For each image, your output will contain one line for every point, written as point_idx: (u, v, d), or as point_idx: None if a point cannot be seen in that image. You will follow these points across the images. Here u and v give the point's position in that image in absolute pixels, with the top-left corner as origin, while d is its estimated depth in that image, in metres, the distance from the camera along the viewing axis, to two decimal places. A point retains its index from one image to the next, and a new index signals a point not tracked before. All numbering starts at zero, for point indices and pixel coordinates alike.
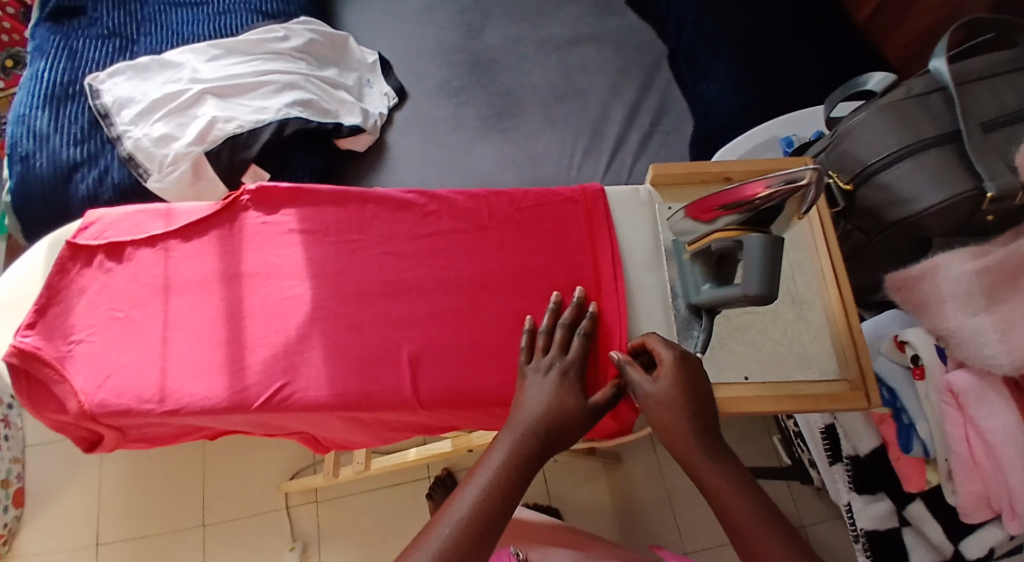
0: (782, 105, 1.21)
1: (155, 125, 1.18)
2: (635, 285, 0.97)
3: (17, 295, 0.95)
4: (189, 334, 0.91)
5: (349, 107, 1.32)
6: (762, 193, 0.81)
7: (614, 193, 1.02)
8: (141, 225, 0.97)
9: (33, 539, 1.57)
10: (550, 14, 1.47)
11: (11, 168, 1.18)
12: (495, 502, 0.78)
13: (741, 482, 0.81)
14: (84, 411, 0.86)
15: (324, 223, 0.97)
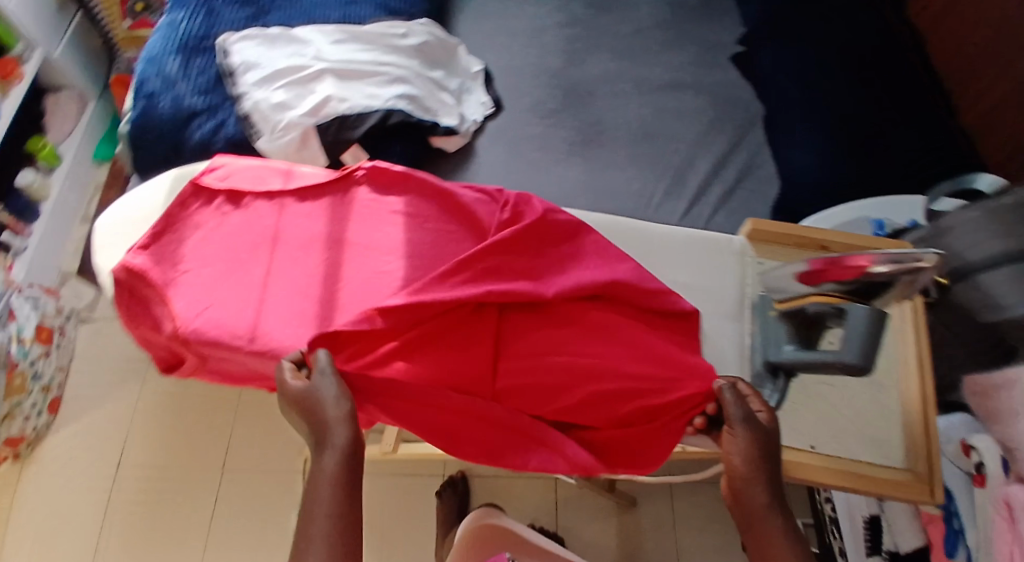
0: (871, 186, 1.26)
1: (276, 92, 1.25)
2: (708, 331, 1.03)
3: (133, 216, 1.04)
4: (287, 284, 0.96)
5: (449, 109, 1.38)
6: (869, 267, 0.87)
7: (710, 240, 1.08)
8: (262, 179, 1.04)
9: (58, 447, 1.66)
10: (654, 56, 1.47)
11: (135, 103, 1.25)
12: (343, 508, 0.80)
13: (791, 538, 0.83)
14: (177, 334, 0.92)
15: (425, 211, 1.02)
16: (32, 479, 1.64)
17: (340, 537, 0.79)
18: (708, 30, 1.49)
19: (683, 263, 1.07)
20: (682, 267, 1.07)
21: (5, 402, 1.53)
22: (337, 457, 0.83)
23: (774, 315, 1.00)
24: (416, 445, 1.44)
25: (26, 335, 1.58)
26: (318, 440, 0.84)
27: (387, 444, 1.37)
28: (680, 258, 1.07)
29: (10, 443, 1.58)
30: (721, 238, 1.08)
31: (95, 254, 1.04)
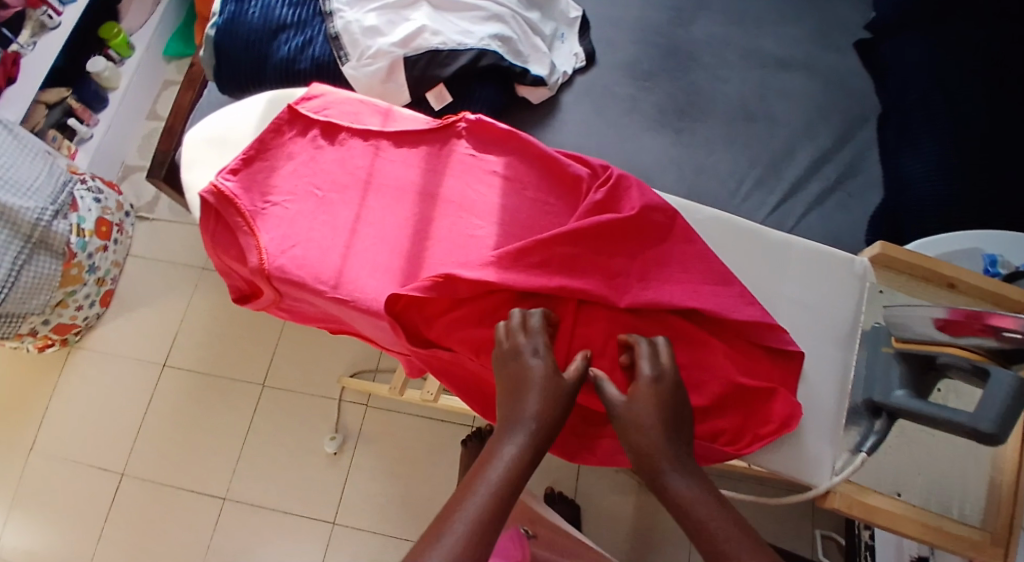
0: (990, 207, 1.13)
1: (368, 14, 1.19)
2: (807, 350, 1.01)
3: (227, 138, 1.05)
4: (376, 233, 0.98)
5: (540, 56, 1.31)
6: (1010, 328, 0.81)
7: (832, 254, 1.05)
8: (360, 116, 1.05)
9: (108, 337, 1.72)
10: (767, 29, 1.39)
11: (224, 7, 1.21)
12: (499, 501, 0.76)
13: (706, 495, 0.78)
14: (263, 268, 0.94)
15: (524, 176, 1.02)
16: (78, 365, 1.70)
17: (490, 526, 0.74)
18: (832, 8, 1.41)
19: (797, 277, 1.04)
20: (799, 283, 1.04)
21: (60, 290, 1.58)
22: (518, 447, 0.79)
23: (886, 354, 0.96)
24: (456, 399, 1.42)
25: (86, 227, 1.61)
26: (510, 420, 0.82)
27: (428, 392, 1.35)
28: (796, 272, 1.04)
29: (60, 329, 1.64)
30: (846, 258, 1.04)
31: (184, 169, 1.05)
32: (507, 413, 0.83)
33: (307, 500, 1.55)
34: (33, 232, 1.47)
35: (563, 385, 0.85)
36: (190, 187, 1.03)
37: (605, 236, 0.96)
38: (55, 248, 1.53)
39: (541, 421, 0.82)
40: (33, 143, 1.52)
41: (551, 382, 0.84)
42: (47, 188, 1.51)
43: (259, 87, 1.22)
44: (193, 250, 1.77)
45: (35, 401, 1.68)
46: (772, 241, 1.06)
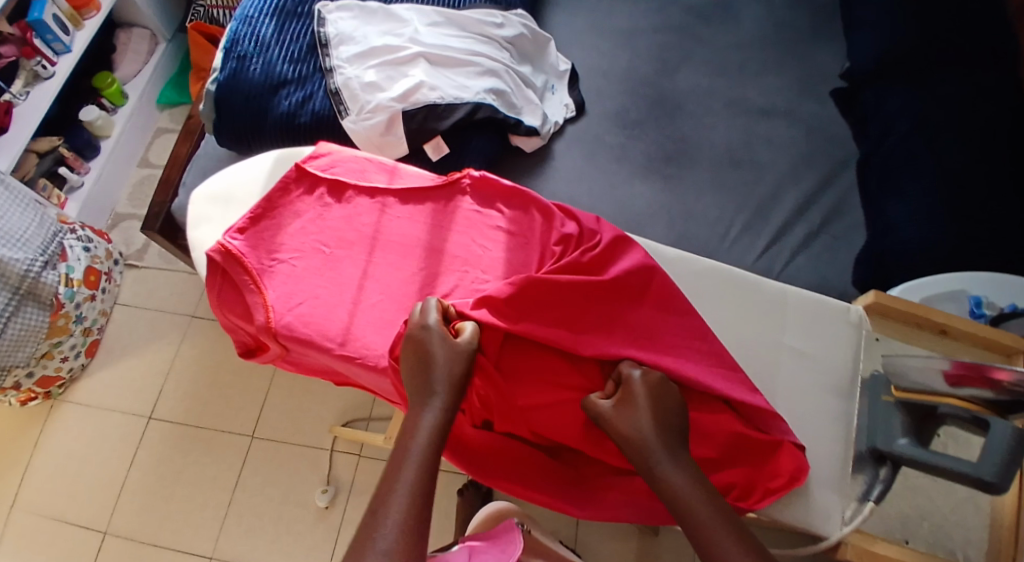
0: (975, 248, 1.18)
1: (368, 70, 1.23)
2: (805, 395, 1.05)
3: (229, 193, 1.10)
4: (382, 289, 1.00)
5: (533, 108, 1.35)
6: (1010, 380, 0.85)
7: (831, 304, 1.09)
8: (367, 174, 1.08)
9: (93, 387, 1.70)
10: (750, 78, 1.44)
11: (224, 62, 1.22)
12: (426, 476, 0.83)
13: (694, 487, 0.85)
14: (270, 326, 0.97)
15: (529, 233, 1.06)
16: (61, 417, 1.68)
17: (424, 499, 0.81)
18: (812, 59, 1.46)
19: (799, 329, 1.08)
20: (799, 332, 1.08)
21: (45, 341, 1.56)
22: (435, 415, 0.88)
23: (886, 401, 1.02)
24: None
25: (74, 277, 1.60)
26: (426, 387, 0.90)
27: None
28: (799, 322, 1.08)
29: (44, 381, 1.62)
30: (843, 307, 1.09)
31: (190, 227, 1.09)
32: (418, 387, 0.90)
33: (298, 551, 1.53)
34: (22, 282, 1.46)
35: (461, 356, 0.92)
36: (197, 245, 1.07)
37: (597, 293, 1.00)
38: (43, 299, 1.52)
39: (449, 386, 0.90)
40: (23, 193, 1.51)
41: (451, 350, 0.92)
42: (36, 239, 1.50)
43: (258, 142, 1.24)
44: (182, 297, 1.76)
45: (15, 456, 1.65)
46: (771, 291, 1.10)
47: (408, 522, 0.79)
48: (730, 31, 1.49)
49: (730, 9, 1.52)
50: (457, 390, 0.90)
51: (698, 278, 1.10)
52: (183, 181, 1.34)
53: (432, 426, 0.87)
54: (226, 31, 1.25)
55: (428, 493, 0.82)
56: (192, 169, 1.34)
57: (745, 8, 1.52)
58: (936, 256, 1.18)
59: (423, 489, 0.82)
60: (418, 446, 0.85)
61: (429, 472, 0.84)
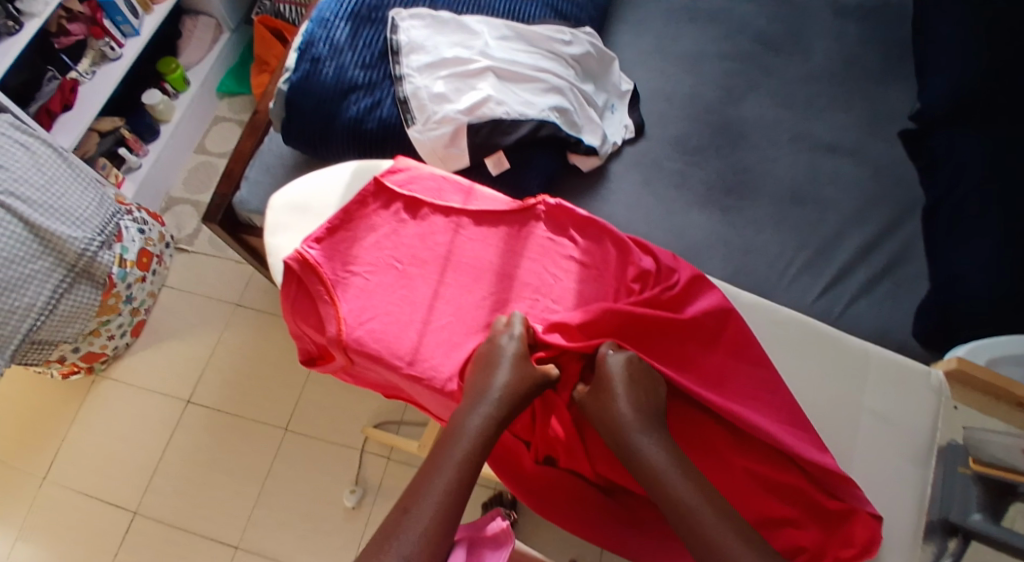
0: None
1: (437, 81, 1.24)
2: (870, 455, 1.06)
3: (313, 203, 1.13)
4: (452, 311, 1.03)
5: (594, 127, 1.34)
6: None
7: (909, 367, 1.11)
8: (443, 192, 1.12)
9: (134, 368, 1.73)
10: (817, 113, 1.43)
11: (297, 63, 1.26)
12: (459, 481, 0.87)
13: (671, 470, 0.89)
14: (341, 338, 1.00)
15: (600, 265, 1.09)
16: (101, 393, 1.71)
17: (455, 504, 0.86)
18: (881, 98, 1.45)
19: (878, 389, 1.09)
20: (881, 395, 1.09)
21: (95, 319, 1.59)
22: (479, 423, 0.92)
23: (961, 473, 1.04)
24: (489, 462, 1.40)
25: (128, 258, 1.63)
26: (477, 395, 0.94)
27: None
28: (878, 383, 1.09)
29: (88, 357, 1.65)
30: (923, 371, 1.10)
31: (269, 233, 1.12)
32: (475, 394, 0.94)
33: (324, 550, 1.53)
34: (78, 261, 1.49)
35: (536, 381, 0.96)
36: (273, 251, 1.10)
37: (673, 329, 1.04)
38: (97, 278, 1.54)
39: (507, 400, 0.93)
40: (84, 172, 1.55)
41: (520, 368, 0.95)
42: (96, 219, 1.53)
43: (325, 145, 1.27)
44: (228, 284, 1.79)
45: (55, 428, 1.69)
46: (853, 345, 1.12)
47: (433, 524, 0.83)
48: (799, 63, 1.49)
49: (801, 41, 1.52)
50: (511, 406, 0.94)
51: (779, 328, 1.13)
52: (247, 175, 1.40)
53: (472, 436, 0.91)
54: (302, 34, 1.28)
55: (457, 506, 0.86)
56: (254, 164, 1.40)
57: (815, 40, 1.51)
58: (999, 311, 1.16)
59: (455, 498, 0.86)
60: (453, 454, 0.89)
61: (463, 479, 0.87)
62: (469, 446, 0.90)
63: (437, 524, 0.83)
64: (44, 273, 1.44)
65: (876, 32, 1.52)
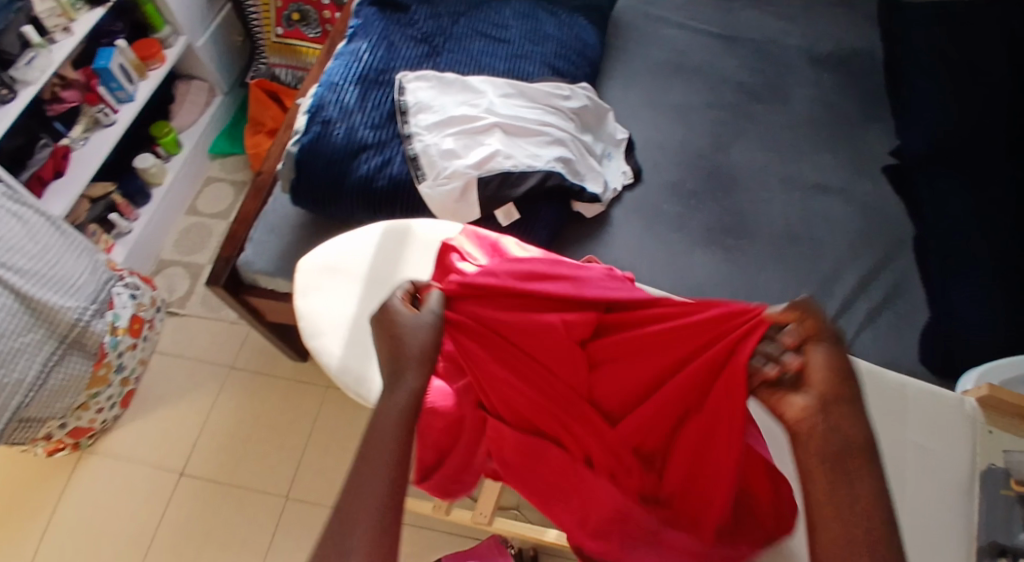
0: None
1: (446, 138, 1.28)
2: (912, 492, 1.02)
3: (345, 262, 1.15)
4: None
5: (595, 175, 1.36)
6: None
7: (942, 395, 1.06)
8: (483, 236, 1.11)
9: (123, 439, 1.66)
10: (803, 156, 1.50)
11: (309, 127, 1.32)
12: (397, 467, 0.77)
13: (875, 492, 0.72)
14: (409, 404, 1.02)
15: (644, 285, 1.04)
16: (89, 470, 1.63)
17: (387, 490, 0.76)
18: (861, 140, 1.51)
19: (917, 423, 1.05)
20: (923, 428, 1.05)
21: (85, 392, 1.54)
22: (409, 393, 0.81)
23: (1005, 497, 0.98)
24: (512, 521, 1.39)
25: (121, 325, 1.59)
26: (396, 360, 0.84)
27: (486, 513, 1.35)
28: (917, 416, 1.05)
29: (76, 432, 1.59)
30: (956, 399, 1.06)
31: (300, 294, 1.12)
32: (393, 365, 0.84)
33: None
34: (70, 331, 1.45)
35: (434, 330, 0.86)
36: (306, 311, 1.10)
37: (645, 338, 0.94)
38: (89, 349, 1.51)
39: (420, 360, 0.84)
40: (76, 239, 1.51)
41: (419, 322, 0.86)
42: (88, 287, 1.50)
43: (336, 202, 1.31)
44: (224, 348, 1.76)
45: (39, 508, 1.60)
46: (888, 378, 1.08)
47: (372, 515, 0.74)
48: (782, 111, 1.56)
49: (780, 89, 1.59)
50: (423, 360, 0.84)
51: None
52: (250, 237, 1.39)
53: (400, 415, 0.80)
54: (313, 98, 1.35)
55: (398, 493, 0.76)
56: (259, 226, 1.40)
57: (795, 89, 1.59)
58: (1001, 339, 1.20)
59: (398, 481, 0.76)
60: (387, 434, 0.79)
61: (400, 461, 0.78)
62: (396, 419, 0.80)
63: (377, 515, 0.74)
64: (35, 345, 1.39)
65: (851, 80, 1.60)
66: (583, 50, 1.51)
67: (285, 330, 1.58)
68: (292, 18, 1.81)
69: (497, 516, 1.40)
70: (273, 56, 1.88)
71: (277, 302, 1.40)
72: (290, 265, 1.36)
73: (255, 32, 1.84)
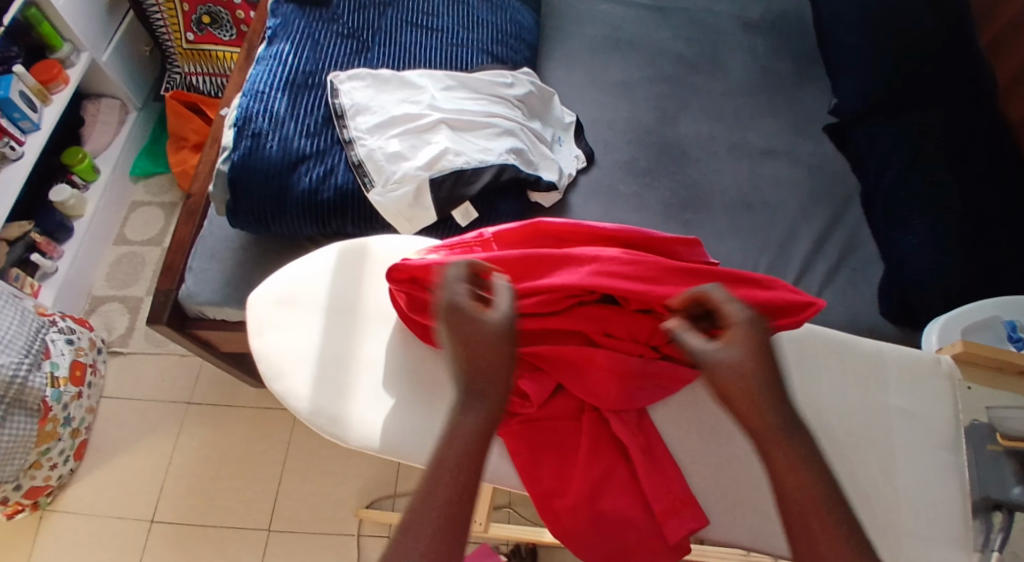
0: (994, 272, 1.20)
1: (390, 140, 1.21)
2: (912, 458, 1.03)
3: (301, 290, 1.08)
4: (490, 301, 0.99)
5: (549, 163, 1.31)
6: None
7: (918, 356, 1.09)
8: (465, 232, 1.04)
9: (79, 494, 1.55)
10: (748, 121, 1.46)
11: (238, 141, 1.21)
12: (460, 481, 0.81)
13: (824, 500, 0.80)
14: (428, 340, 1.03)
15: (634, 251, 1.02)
16: (50, 532, 1.52)
17: (458, 505, 0.80)
18: (799, 100, 1.49)
19: (901, 387, 1.06)
20: (905, 392, 1.06)
21: (34, 450, 1.43)
22: (477, 417, 0.84)
23: (991, 451, 1.06)
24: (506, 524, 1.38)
25: (60, 375, 1.47)
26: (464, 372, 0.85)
27: (480, 521, 1.32)
28: (900, 379, 1.07)
29: (32, 492, 1.47)
30: (933, 359, 1.08)
31: (254, 334, 1.05)
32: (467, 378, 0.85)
33: None
34: (6, 390, 1.34)
35: (500, 334, 0.84)
36: (265, 353, 1.03)
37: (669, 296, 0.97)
38: (31, 405, 1.39)
39: (495, 386, 0.85)
40: None
41: (494, 328, 0.84)
42: (19, 339, 1.38)
43: (278, 219, 1.22)
44: (176, 383, 1.67)
45: None
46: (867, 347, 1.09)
47: (440, 535, 0.78)
48: (722, 77, 1.52)
49: (717, 56, 1.56)
50: (500, 385, 0.85)
51: (799, 342, 1.07)
52: (188, 266, 1.30)
53: (466, 438, 0.83)
54: (238, 109, 1.25)
55: (463, 499, 0.81)
56: (197, 253, 1.30)
57: (731, 54, 1.56)
58: (957, 288, 1.18)
59: (463, 500, 0.80)
60: (450, 460, 0.82)
61: (462, 484, 0.81)
62: (461, 448, 0.82)
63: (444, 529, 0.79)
64: None
65: (785, 40, 1.58)
66: (520, 33, 1.46)
67: (241, 358, 1.50)
68: (202, 21, 1.69)
69: (492, 522, 1.39)
70: (187, 64, 1.75)
71: (227, 333, 1.31)
72: (237, 293, 1.27)
73: (163, 41, 1.72)
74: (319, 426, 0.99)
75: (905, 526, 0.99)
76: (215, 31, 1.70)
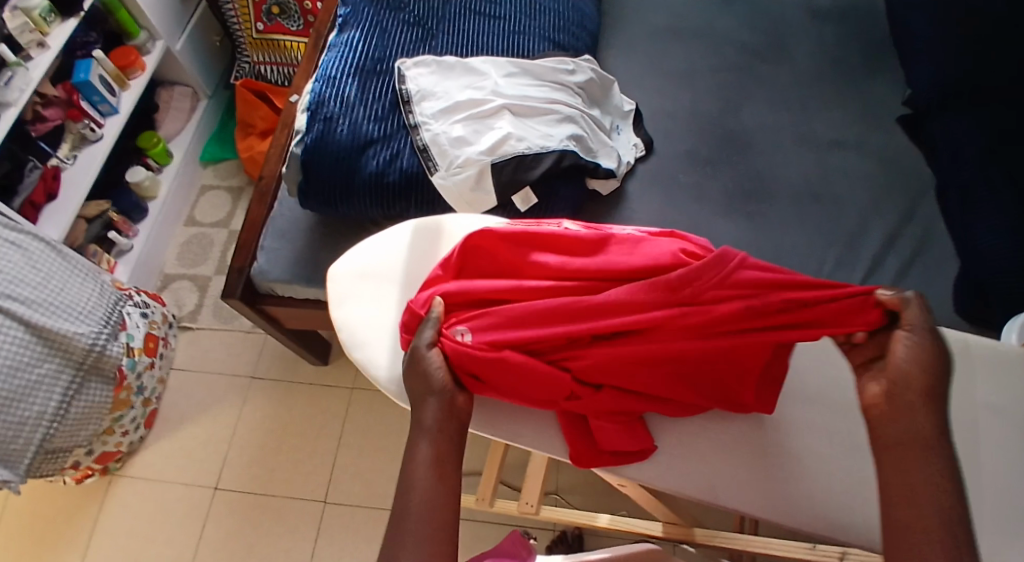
0: None
1: (454, 125, 1.24)
2: (988, 453, 1.02)
3: (373, 263, 1.13)
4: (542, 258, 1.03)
5: (609, 150, 1.32)
6: None
7: (1002, 349, 1.07)
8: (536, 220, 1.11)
9: (147, 462, 1.63)
10: (814, 110, 1.45)
11: (310, 125, 1.26)
12: (441, 451, 0.90)
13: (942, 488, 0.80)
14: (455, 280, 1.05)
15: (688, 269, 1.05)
16: (119, 496, 1.60)
17: (444, 470, 0.89)
18: (869, 90, 1.47)
19: (985, 380, 1.05)
20: (988, 385, 1.05)
21: (108, 416, 1.51)
22: (439, 398, 0.94)
23: None
24: (557, 509, 1.38)
25: (135, 346, 1.55)
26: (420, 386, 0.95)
27: (531, 504, 1.33)
28: (983, 373, 1.05)
29: (103, 457, 1.55)
30: (1018, 352, 1.07)
31: (332, 305, 1.10)
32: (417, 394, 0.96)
33: None
34: (86, 357, 1.39)
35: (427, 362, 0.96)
36: (343, 322, 1.08)
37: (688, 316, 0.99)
38: (107, 373, 1.46)
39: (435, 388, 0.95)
40: (80, 262, 1.45)
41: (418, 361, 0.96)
42: (98, 311, 1.44)
43: (345, 201, 1.26)
44: (239, 359, 1.73)
45: (73, 537, 1.56)
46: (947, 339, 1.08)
47: (431, 498, 0.86)
48: (787, 66, 1.51)
49: (783, 44, 1.54)
50: (429, 385, 0.95)
51: None
52: (261, 245, 1.35)
53: (429, 460, 0.89)
54: (311, 94, 1.30)
55: (444, 463, 0.89)
56: (268, 232, 1.35)
57: (797, 42, 1.54)
58: None
59: (442, 481, 0.88)
60: (423, 453, 0.90)
61: (446, 455, 0.90)
62: (429, 444, 0.90)
63: (437, 492, 0.87)
64: (50, 376, 1.34)
65: (852, 28, 1.55)
66: (582, 21, 1.47)
67: (304, 335, 1.55)
68: (271, 11, 1.74)
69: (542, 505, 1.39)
70: (256, 53, 1.82)
71: (295, 309, 1.36)
72: (306, 272, 1.32)
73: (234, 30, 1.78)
74: (392, 394, 1.03)
75: (983, 522, 0.98)
76: (283, 20, 1.75)
